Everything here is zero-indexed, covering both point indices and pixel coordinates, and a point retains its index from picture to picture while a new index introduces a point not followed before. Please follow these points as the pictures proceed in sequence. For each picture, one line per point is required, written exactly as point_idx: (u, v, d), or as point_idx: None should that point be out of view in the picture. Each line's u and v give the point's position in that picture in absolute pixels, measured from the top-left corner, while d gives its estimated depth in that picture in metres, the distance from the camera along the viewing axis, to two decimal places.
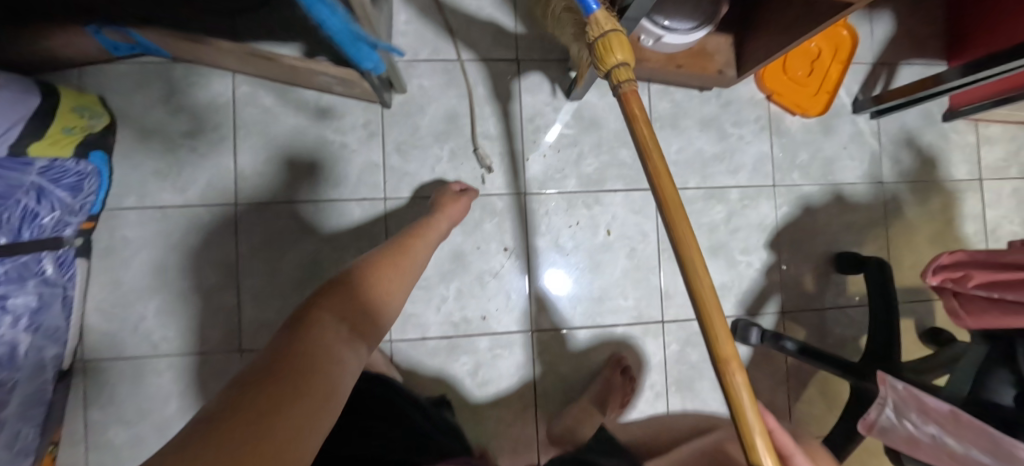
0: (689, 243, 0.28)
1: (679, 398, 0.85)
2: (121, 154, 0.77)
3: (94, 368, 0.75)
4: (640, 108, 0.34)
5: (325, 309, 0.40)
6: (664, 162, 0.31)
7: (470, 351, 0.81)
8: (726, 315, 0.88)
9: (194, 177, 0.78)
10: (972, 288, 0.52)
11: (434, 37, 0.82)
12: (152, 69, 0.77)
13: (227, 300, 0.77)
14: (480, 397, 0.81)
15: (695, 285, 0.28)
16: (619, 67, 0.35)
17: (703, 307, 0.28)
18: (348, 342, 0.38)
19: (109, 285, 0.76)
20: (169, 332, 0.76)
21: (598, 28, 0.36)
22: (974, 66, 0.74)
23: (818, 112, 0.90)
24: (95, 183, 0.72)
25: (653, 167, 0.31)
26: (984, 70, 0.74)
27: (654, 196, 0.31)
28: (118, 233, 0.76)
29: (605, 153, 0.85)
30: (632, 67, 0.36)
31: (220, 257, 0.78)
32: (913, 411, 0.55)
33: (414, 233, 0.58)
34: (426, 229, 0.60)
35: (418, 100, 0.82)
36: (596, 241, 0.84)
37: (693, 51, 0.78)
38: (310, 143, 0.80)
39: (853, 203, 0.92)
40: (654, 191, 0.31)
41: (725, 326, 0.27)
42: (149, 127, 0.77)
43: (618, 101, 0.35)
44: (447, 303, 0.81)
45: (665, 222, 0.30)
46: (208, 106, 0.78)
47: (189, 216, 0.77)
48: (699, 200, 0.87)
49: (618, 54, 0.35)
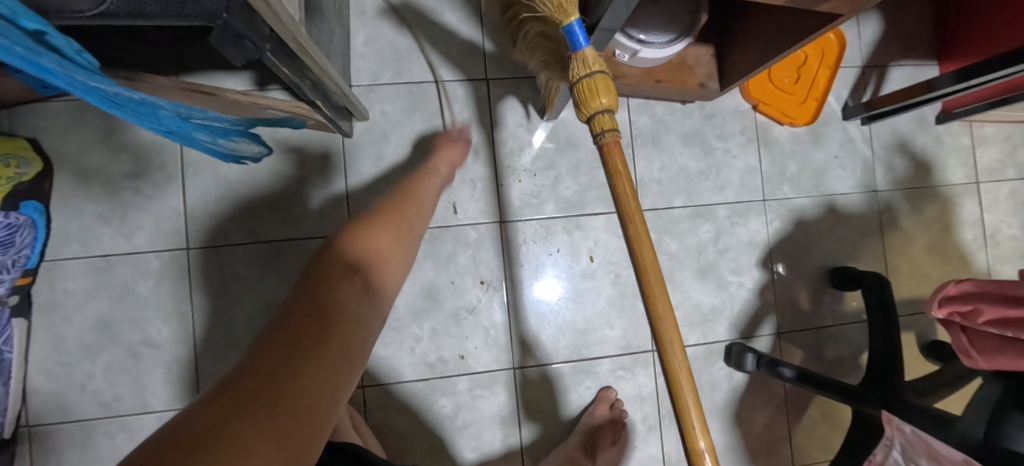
0: (668, 326, 0.31)
1: (673, 430, 0.80)
2: (60, 200, 0.71)
3: (39, 433, 0.69)
4: (623, 163, 0.34)
5: (338, 266, 0.40)
6: (644, 226, 0.33)
7: (448, 393, 0.75)
8: (720, 339, 0.83)
9: (141, 222, 0.72)
10: (982, 325, 0.48)
11: (396, 58, 0.77)
12: (89, 106, 0.71)
13: (182, 353, 0.72)
14: (461, 441, 0.75)
15: (671, 366, 0.31)
16: (602, 113, 0.35)
17: (675, 382, 0.31)
18: (360, 301, 0.38)
19: (53, 343, 0.70)
20: (122, 389, 0.71)
21: (584, 67, 0.35)
22: (968, 72, 0.70)
23: (806, 120, 0.86)
24: (30, 234, 0.66)
25: (634, 231, 0.32)
26: (977, 76, 0.69)
27: (633, 260, 0.33)
28: (59, 285, 0.71)
29: (584, 175, 0.80)
30: (617, 113, 0.36)
31: (173, 307, 0.72)
32: (923, 457, 0.50)
33: (419, 182, 0.57)
34: (426, 179, 0.58)
35: (381, 127, 0.76)
36: (578, 269, 0.79)
37: (671, 64, 0.73)
38: (267, 179, 0.74)
39: (847, 215, 0.88)
40: (633, 254, 0.33)
41: (698, 407, 0.31)
42: (87, 169, 0.71)
43: (600, 152, 0.35)
44: (421, 343, 0.75)
45: (643, 291, 0.33)
46: (153, 144, 0.72)
47: (138, 263, 0.72)
48: (685, 220, 0.82)
49: (603, 99, 0.35)
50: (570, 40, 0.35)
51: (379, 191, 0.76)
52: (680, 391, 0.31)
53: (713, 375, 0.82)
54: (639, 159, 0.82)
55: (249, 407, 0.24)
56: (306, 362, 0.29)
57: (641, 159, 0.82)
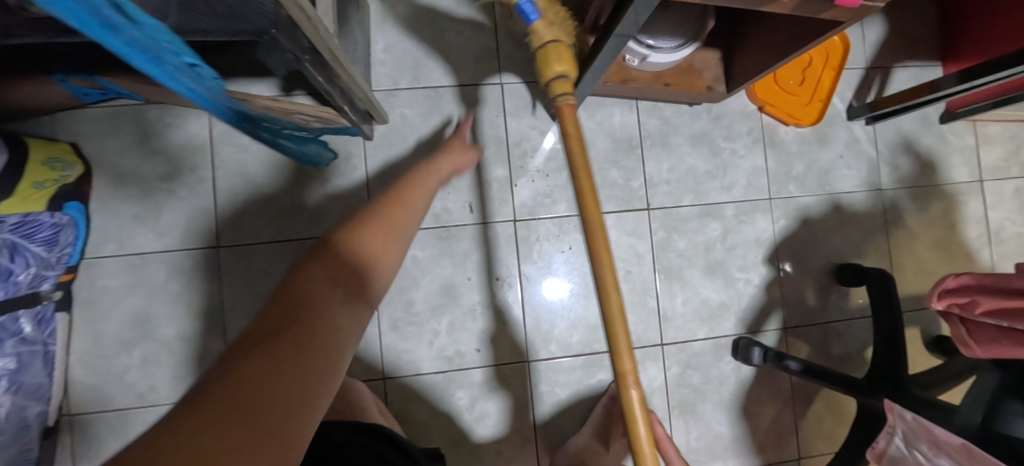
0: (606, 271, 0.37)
1: (682, 422, 0.83)
2: (99, 201, 0.75)
3: (79, 422, 0.73)
4: (573, 120, 0.40)
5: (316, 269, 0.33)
6: (589, 180, 0.38)
7: (464, 385, 0.78)
8: (727, 333, 0.85)
9: (174, 222, 0.76)
10: (978, 315, 0.50)
11: (414, 64, 0.80)
12: (126, 112, 0.75)
13: (213, 346, 0.75)
14: (478, 432, 0.78)
15: (605, 298, 0.37)
16: (557, 80, 0.42)
17: (610, 316, 0.37)
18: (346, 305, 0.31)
19: (92, 337, 0.74)
20: (156, 380, 0.74)
21: (538, 40, 0.42)
22: (972, 72, 0.72)
23: (811, 121, 0.88)
24: (73, 233, 0.70)
25: (580, 184, 0.38)
26: (981, 76, 0.71)
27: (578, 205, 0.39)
28: (98, 282, 0.74)
29: (595, 175, 0.83)
30: (571, 79, 0.43)
31: (204, 302, 0.75)
32: (924, 443, 0.53)
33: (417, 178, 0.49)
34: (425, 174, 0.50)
35: (401, 130, 0.80)
36: (590, 266, 0.82)
37: (679, 69, 0.76)
38: (293, 181, 0.78)
39: (852, 213, 0.90)
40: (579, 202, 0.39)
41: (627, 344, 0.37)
42: (124, 172, 0.75)
43: (557, 113, 0.42)
44: (439, 337, 0.78)
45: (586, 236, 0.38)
46: (185, 147, 0.76)
47: (171, 261, 0.75)
48: (693, 218, 0.85)
49: (557, 67, 0.42)
50: (525, 18, 0.42)
51: None
52: (614, 331, 0.37)
53: (721, 369, 0.84)
54: (649, 160, 0.84)
55: (230, 415, 0.19)
56: (286, 374, 0.23)
57: (650, 160, 0.84)
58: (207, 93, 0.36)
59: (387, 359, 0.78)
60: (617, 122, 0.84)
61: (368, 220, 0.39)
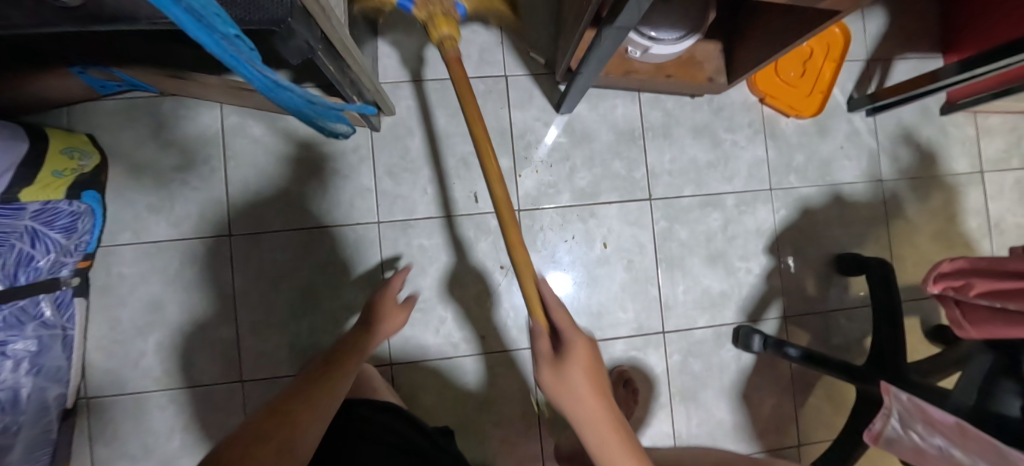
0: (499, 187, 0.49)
1: (683, 408, 0.84)
2: (114, 191, 0.77)
3: (96, 405, 0.75)
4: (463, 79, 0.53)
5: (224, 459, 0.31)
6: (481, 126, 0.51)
7: (469, 371, 0.80)
8: (728, 322, 0.86)
9: (187, 211, 0.77)
10: (974, 297, 0.51)
11: (419, 57, 0.82)
12: (140, 105, 0.77)
13: (225, 332, 0.77)
14: (483, 417, 0.80)
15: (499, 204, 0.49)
16: (447, 40, 0.53)
17: (504, 222, 0.48)
18: None
19: (108, 323, 0.76)
20: (170, 365, 0.77)
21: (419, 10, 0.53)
22: (974, 61, 0.72)
23: (812, 112, 0.89)
24: (89, 222, 0.72)
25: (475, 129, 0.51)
26: (981, 65, 0.72)
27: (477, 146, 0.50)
28: (114, 270, 0.77)
29: (598, 166, 0.84)
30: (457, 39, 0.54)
31: (217, 289, 0.77)
32: (919, 423, 0.54)
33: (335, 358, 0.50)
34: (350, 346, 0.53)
35: (407, 121, 0.81)
36: (593, 255, 0.84)
37: (681, 60, 0.77)
38: (302, 171, 0.79)
39: (853, 204, 0.91)
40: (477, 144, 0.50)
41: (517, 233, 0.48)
42: (138, 163, 0.77)
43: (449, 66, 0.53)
44: (445, 324, 0.80)
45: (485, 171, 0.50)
46: (198, 139, 0.78)
47: (184, 249, 0.77)
48: (695, 209, 0.86)
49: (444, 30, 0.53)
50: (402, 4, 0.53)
51: (405, 181, 0.81)
52: (508, 228, 0.48)
53: (722, 357, 0.86)
54: (651, 151, 0.86)
55: None
56: None
57: (652, 151, 0.86)
58: (248, 63, 0.36)
59: (394, 346, 0.79)
60: (619, 114, 0.85)
61: (291, 407, 0.39)
